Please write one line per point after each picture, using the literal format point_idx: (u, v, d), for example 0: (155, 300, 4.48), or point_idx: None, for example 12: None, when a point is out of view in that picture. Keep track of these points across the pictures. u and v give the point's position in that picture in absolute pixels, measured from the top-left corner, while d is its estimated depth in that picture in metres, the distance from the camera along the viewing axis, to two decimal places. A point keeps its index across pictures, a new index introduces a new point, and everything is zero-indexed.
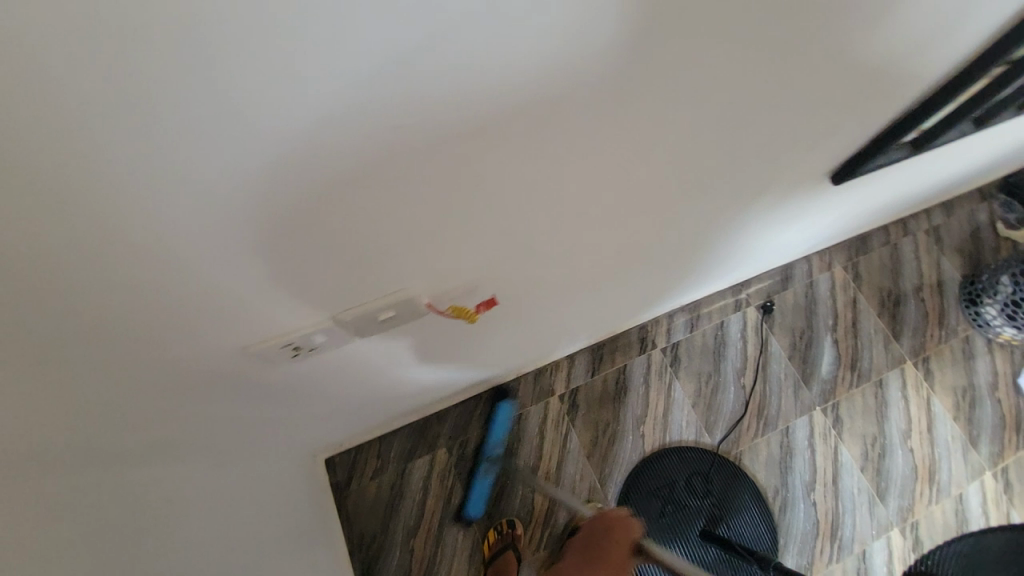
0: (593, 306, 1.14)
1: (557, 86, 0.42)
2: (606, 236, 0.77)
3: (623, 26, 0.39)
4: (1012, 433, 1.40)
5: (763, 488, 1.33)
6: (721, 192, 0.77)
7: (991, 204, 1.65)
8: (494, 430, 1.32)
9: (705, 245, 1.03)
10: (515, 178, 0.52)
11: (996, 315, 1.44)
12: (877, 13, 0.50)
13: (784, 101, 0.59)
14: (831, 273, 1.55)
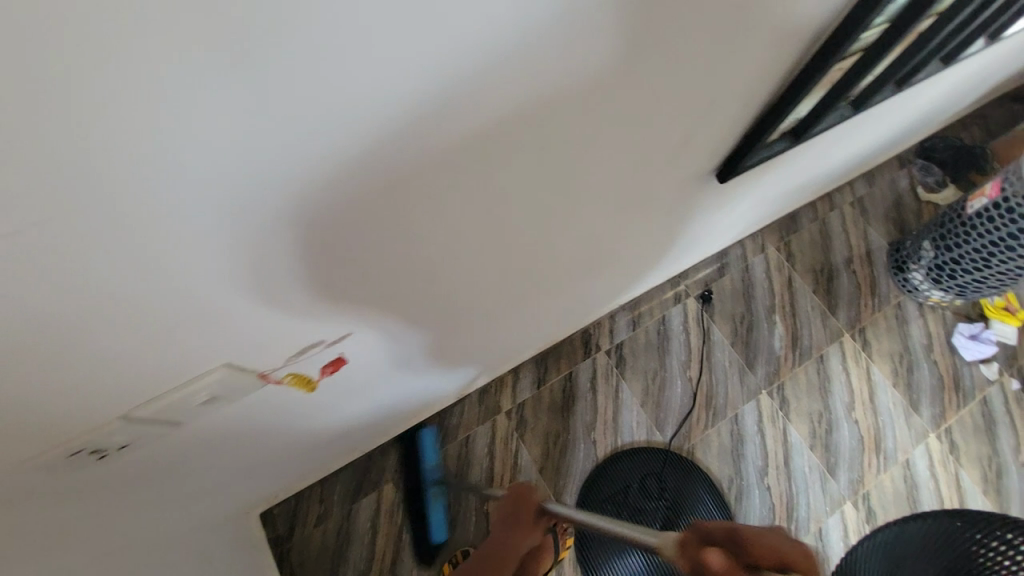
0: (525, 326, 1.10)
1: (416, 94, 0.41)
2: (502, 258, 0.74)
3: (462, 36, 0.38)
4: (951, 393, 1.43)
5: (717, 480, 1.33)
6: (616, 199, 0.75)
7: (911, 170, 1.68)
8: (426, 453, 1.26)
9: (625, 256, 1.01)
10: (367, 204, 0.49)
11: (923, 280, 1.48)
12: (710, 8, 0.48)
13: (644, 104, 0.57)
14: (765, 255, 1.57)
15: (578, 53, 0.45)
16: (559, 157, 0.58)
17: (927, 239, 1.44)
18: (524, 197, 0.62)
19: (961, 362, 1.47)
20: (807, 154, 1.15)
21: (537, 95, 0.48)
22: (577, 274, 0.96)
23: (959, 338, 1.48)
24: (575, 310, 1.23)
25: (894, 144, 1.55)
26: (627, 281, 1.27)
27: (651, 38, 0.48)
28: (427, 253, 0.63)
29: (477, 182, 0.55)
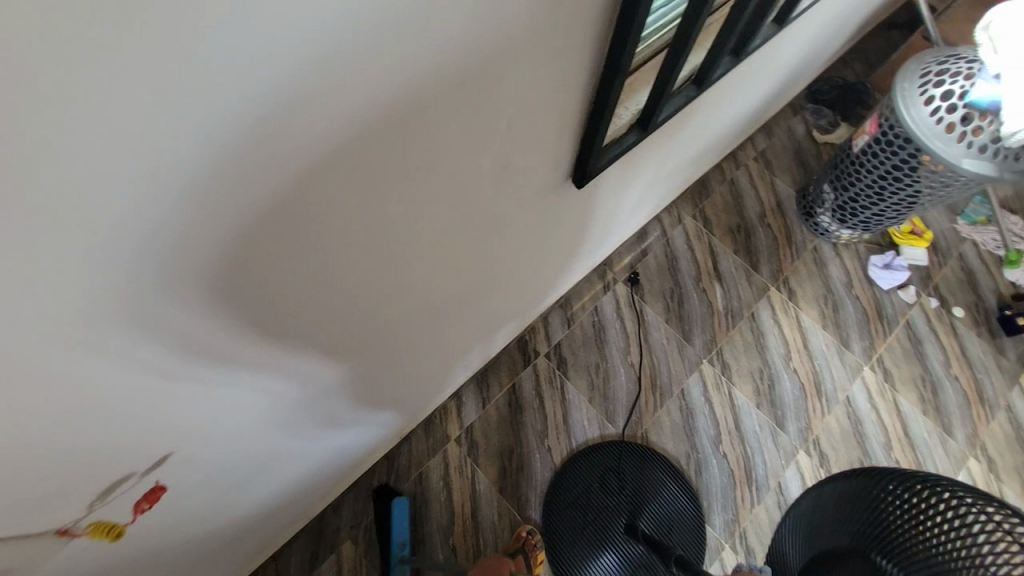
0: (447, 358, 1.06)
1: (181, 197, 0.36)
2: (378, 311, 0.70)
3: (211, 134, 0.33)
4: (877, 323, 1.49)
5: (675, 459, 1.34)
6: (488, 228, 0.71)
7: (805, 116, 1.73)
8: (394, 527, 1.20)
9: (527, 271, 0.98)
10: (168, 312, 0.43)
11: (831, 222, 1.52)
12: (494, 43, 0.45)
13: (464, 148, 0.53)
14: (683, 226, 1.59)
15: (367, 104, 0.40)
16: (395, 207, 0.54)
17: (826, 182, 1.49)
18: (372, 251, 0.57)
19: (881, 292, 1.52)
20: (700, 128, 1.15)
21: (337, 154, 0.43)
22: (480, 301, 0.93)
23: (875, 269, 1.53)
24: (502, 329, 1.20)
25: (784, 94, 1.58)
26: (550, 287, 1.24)
27: (452, 74, 0.44)
28: (280, 334, 0.58)
29: (305, 255, 0.50)
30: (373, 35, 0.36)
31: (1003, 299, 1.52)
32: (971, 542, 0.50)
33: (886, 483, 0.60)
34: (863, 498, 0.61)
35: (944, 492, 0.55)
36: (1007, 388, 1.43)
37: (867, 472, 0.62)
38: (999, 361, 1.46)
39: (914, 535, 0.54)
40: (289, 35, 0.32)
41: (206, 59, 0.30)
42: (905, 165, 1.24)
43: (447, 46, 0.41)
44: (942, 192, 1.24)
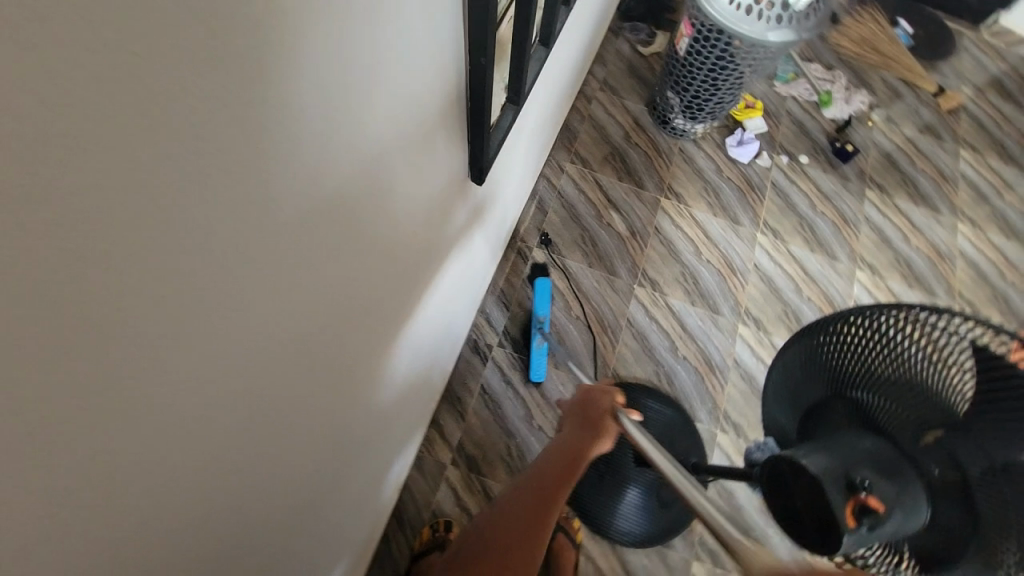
0: (413, 391, 1.03)
1: (119, 395, 0.31)
2: (337, 392, 0.65)
3: (128, 315, 0.30)
4: (751, 194, 1.68)
5: (646, 381, 1.43)
6: (405, 251, 0.68)
7: (626, 36, 1.84)
8: (539, 301, 1.42)
9: (452, 274, 0.97)
10: (144, 514, 0.37)
11: (684, 122, 1.66)
12: (346, 85, 0.42)
13: (356, 196, 0.50)
14: (566, 173, 1.64)
15: (255, 187, 0.36)
16: (320, 288, 0.51)
17: (668, 90, 1.61)
18: (317, 325, 0.52)
19: (744, 167, 1.71)
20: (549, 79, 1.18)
21: (250, 257, 0.38)
22: (422, 323, 0.89)
23: (732, 149, 1.71)
24: (449, 339, 1.18)
25: (602, 24, 1.66)
26: (475, 279, 1.23)
27: (321, 135, 0.41)
28: (258, 456, 0.51)
29: (256, 376, 0.45)
30: (240, 93, 0.31)
31: (830, 134, 1.79)
32: (941, 350, 0.59)
33: (834, 328, 0.66)
34: (819, 353, 0.67)
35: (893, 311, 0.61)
36: (860, 205, 1.70)
37: (812, 331, 0.68)
38: (847, 185, 1.73)
39: (885, 365, 0.62)
40: (168, 167, 0.28)
41: (97, 242, 0.26)
42: (725, 54, 1.38)
43: (306, 107, 0.38)
44: (759, 67, 1.41)
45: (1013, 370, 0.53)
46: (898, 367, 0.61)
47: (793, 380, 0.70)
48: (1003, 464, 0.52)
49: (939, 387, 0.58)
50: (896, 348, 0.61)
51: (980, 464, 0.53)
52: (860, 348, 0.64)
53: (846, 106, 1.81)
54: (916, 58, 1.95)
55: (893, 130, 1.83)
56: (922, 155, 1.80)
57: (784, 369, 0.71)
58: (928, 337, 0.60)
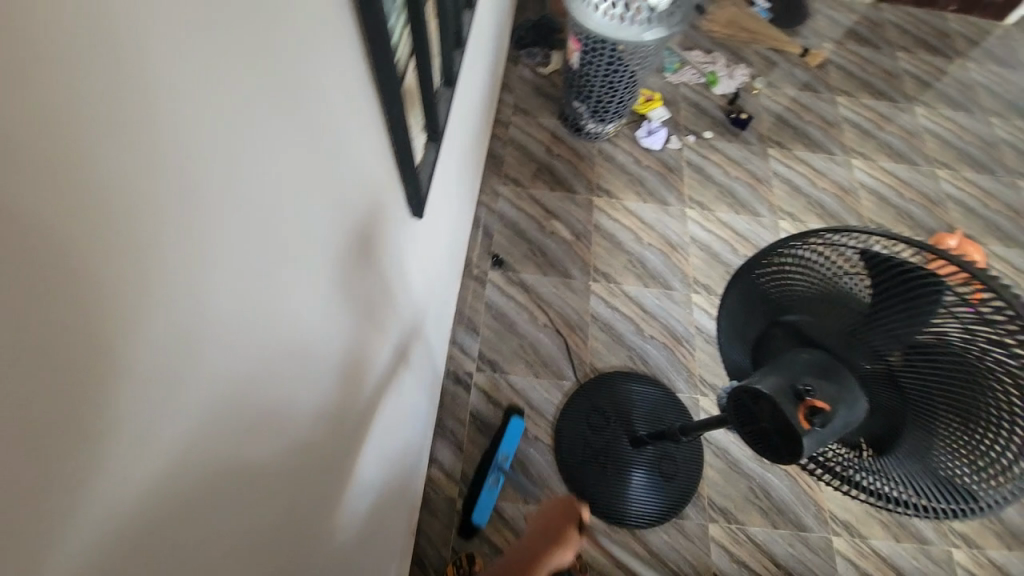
0: (404, 434, 1.04)
1: (147, 501, 0.33)
2: (338, 453, 0.66)
3: (143, 425, 0.31)
4: (672, 175, 1.82)
5: (623, 367, 1.51)
6: (374, 299, 0.72)
7: (523, 62, 1.98)
8: (506, 442, 1.34)
9: (417, 314, 1.00)
10: None
11: (596, 125, 1.79)
12: (290, 167, 0.45)
13: (318, 265, 0.53)
14: (502, 195, 1.74)
15: (228, 280, 0.38)
16: (303, 360, 0.53)
17: (574, 100, 1.75)
18: (310, 387, 0.55)
19: (659, 153, 1.86)
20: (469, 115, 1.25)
21: (235, 347, 0.41)
22: (399, 364, 0.92)
23: (644, 140, 1.86)
24: (426, 376, 1.20)
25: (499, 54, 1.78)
26: (439, 313, 1.27)
27: (277, 218, 0.44)
28: (278, 523, 0.53)
29: (260, 457, 0.47)
30: (204, 190, 0.34)
31: (725, 108, 1.97)
32: (843, 262, 0.67)
33: (759, 265, 0.76)
34: (754, 290, 0.77)
35: (804, 240, 0.70)
36: (767, 163, 1.88)
37: (741, 273, 0.78)
38: (751, 149, 1.90)
39: (805, 286, 0.71)
40: (155, 281, 0.31)
41: (108, 363, 0.28)
42: (614, 59, 1.52)
43: (259, 195, 0.41)
44: (647, 64, 1.56)
45: (898, 263, 0.60)
46: (816, 286, 0.70)
47: (739, 319, 0.80)
48: (913, 346, 0.59)
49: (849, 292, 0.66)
50: (811, 269, 0.70)
51: (897, 349, 0.60)
52: (789, 274, 0.73)
53: (731, 81, 2.01)
54: (779, 28, 2.19)
55: (777, 93, 2.04)
56: (807, 109, 2.02)
57: (730, 311, 0.81)
58: (838, 254, 0.67)
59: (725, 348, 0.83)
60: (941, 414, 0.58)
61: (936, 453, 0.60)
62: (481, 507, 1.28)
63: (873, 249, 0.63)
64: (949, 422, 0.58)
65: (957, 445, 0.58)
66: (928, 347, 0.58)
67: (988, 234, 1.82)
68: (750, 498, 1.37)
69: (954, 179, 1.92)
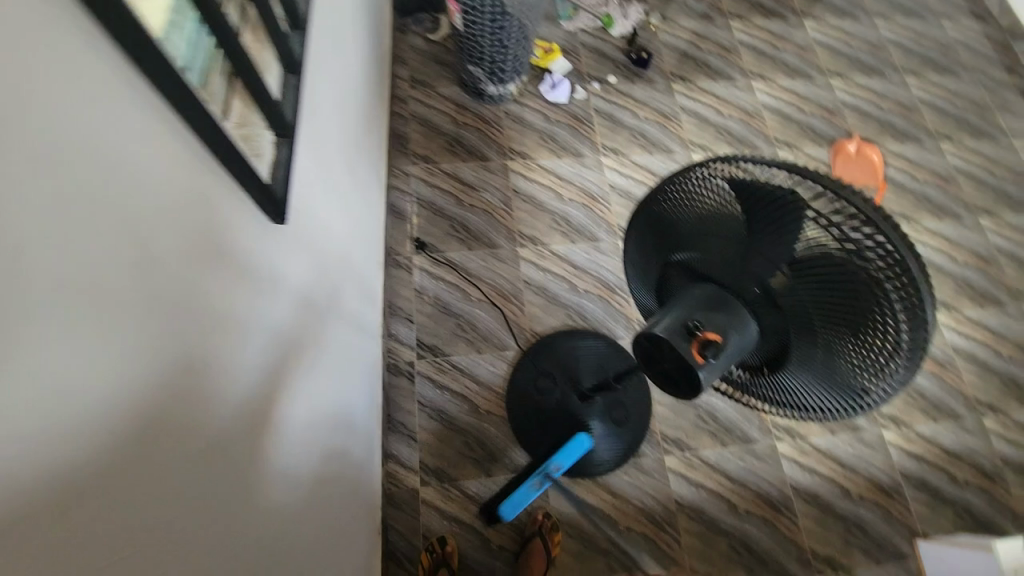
0: (333, 436, 1.01)
1: None
2: (242, 474, 0.64)
3: None
4: (582, 126, 1.80)
5: (562, 325, 1.52)
6: (249, 306, 0.67)
7: (412, 30, 1.88)
8: (566, 452, 1.27)
9: (318, 312, 0.95)
10: None
11: (497, 87, 1.73)
12: (84, 191, 0.39)
13: (158, 290, 0.48)
14: (414, 175, 1.68)
15: (20, 337, 0.33)
16: (163, 395, 0.48)
17: (468, 64, 1.68)
18: (177, 406, 0.50)
19: (566, 105, 1.83)
20: (349, 98, 1.18)
21: (54, 407, 0.36)
22: (306, 366, 0.88)
23: (549, 94, 1.82)
24: (351, 375, 1.17)
25: (382, 27, 1.69)
26: (354, 307, 1.22)
27: (79, 253, 0.38)
28: (170, 557, 0.49)
29: (129, 511, 0.43)
30: None
31: (625, 49, 1.95)
32: (719, 193, 0.65)
33: (649, 204, 0.74)
34: (648, 230, 0.76)
35: (685, 174, 0.67)
36: (673, 99, 1.89)
37: (637, 213, 0.76)
38: (656, 87, 1.90)
39: (688, 220, 0.69)
40: None
41: None
42: (496, 13, 1.46)
43: (46, 233, 0.35)
44: (532, 13, 1.51)
45: (767, 190, 0.58)
46: (697, 220, 0.68)
47: (641, 260, 0.80)
48: (794, 266, 0.58)
49: (727, 223, 0.65)
50: (692, 202, 0.68)
51: (774, 273, 0.60)
52: (669, 213, 0.72)
53: (627, 21, 1.98)
54: None
55: (674, 27, 2.03)
56: (704, 38, 2.02)
57: (633, 254, 0.81)
58: (715, 185, 0.65)
59: (636, 290, 0.84)
60: (836, 329, 0.58)
61: (841, 367, 0.60)
62: (514, 502, 1.22)
63: (743, 176, 0.62)
64: (847, 337, 0.57)
65: (858, 357, 0.58)
66: (811, 266, 0.57)
67: (884, 134, 1.91)
68: (699, 425, 1.44)
69: (849, 87, 1.99)
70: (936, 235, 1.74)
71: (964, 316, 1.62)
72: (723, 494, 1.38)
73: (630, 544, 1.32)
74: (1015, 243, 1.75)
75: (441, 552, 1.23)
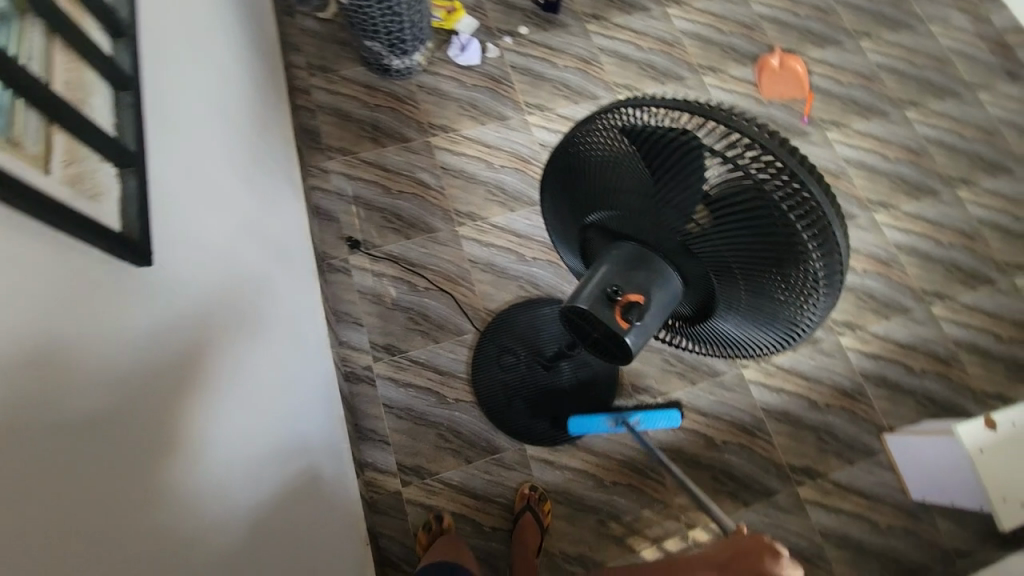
0: (283, 454, 0.98)
1: None
2: (151, 520, 0.61)
3: None
4: (501, 87, 1.71)
5: (516, 298, 1.48)
6: (127, 356, 0.62)
7: (299, 12, 1.72)
8: (652, 412, 1.36)
9: (233, 335, 0.90)
10: None
11: (401, 60, 1.62)
12: None
13: None
14: (332, 170, 1.57)
15: None
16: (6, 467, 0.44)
17: (365, 40, 1.56)
18: (36, 483, 0.47)
19: (480, 67, 1.73)
20: (226, 105, 1.09)
21: None
22: (230, 398, 0.84)
23: (459, 59, 1.71)
24: (299, 393, 1.13)
25: (262, 14, 1.54)
26: (285, 321, 1.15)
27: None
28: None
29: None
30: None
31: None
32: (620, 146, 0.59)
33: (557, 164, 0.69)
34: (563, 191, 0.71)
35: (586, 129, 0.62)
36: (590, 41, 1.80)
37: (548, 174, 0.71)
38: (571, 31, 1.81)
39: (597, 180, 0.64)
40: None
41: None
42: None
43: None
44: None
45: (669, 138, 0.54)
46: (605, 179, 0.63)
47: (563, 221, 0.75)
48: (706, 213, 0.55)
49: (632, 178, 0.60)
50: (596, 160, 0.63)
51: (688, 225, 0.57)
52: (573, 174, 0.68)
53: None
54: None
55: None
56: None
57: (554, 216, 0.76)
58: (616, 138, 0.60)
59: (565, 252, 0.80)
60: (754, 271, 0.55)
61: (762, 304, 0.58)
62: (583, 420, 1.34)
63: (644, 125, 0.57)
64: (762, 276, 0.55)
65: (778, 293, 0.56)
66: (721, 213, 0.53)
67: (805, 41, 1.87)
68: (667, 368, 1.45)
69: None
70: (867, 136, 1.74)
71: (902, 212, 1.65)
72: (699, 430, 1.40)
73: (619, 497, 1.34)
74: (942, 130, 1.77)
75: (440, 524, 1.26)
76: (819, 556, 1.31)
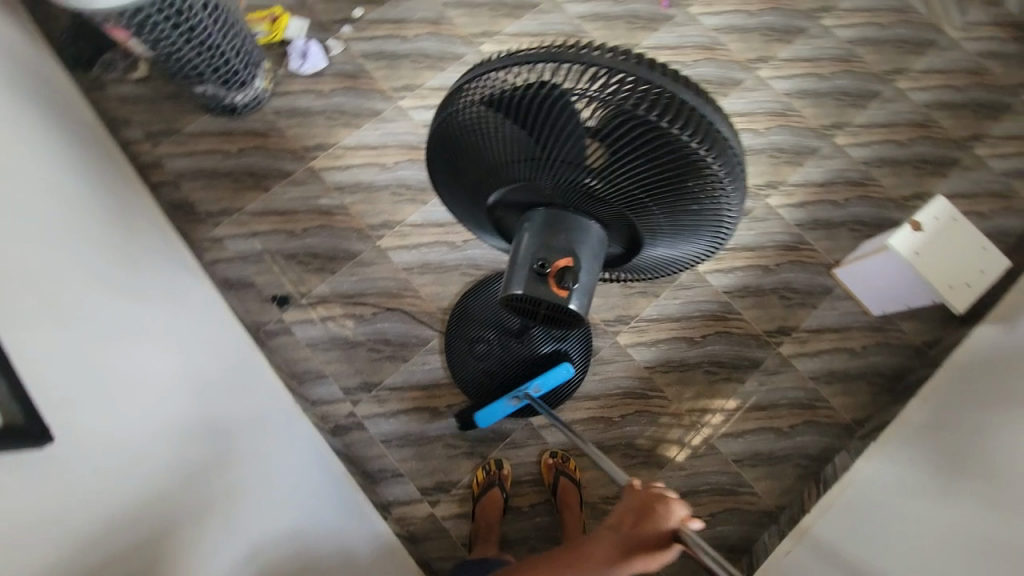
0: (289, 544, 0.94)
1: None
2: None
3: None
4: (362, 81, 1.59)
5: (464, 286, 1.44)
6: (45, 551, 0.59)
7: (113, 82, 1.53)
8: (547, 375, 1.28)
9: (177, 462, 0.84)
10: None
11: (244, 92, 1.47)
12: None
13: None
14: (224, 236, 1.44)
15: None
16: None
17: (196, 86, 1.42)
18: None
19: (331, 69, 1.59)
20: (62, 226, 0.97)
21: None
22: (203, 523, 0.80)
23: (305, 68, 1.57)
24: (287, 468, 1.08)
25: (70, 100, 1.36)
26: (240, 410, 1.08)
27: None
28: None
29: None
30: None
31: None
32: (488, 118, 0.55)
33: (436, 153, 0.64)
34: (454, 177, 0.66)
35: (448, 109, 0.57)
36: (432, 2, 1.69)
37: (431, 165, 0.67)
38: None
39: (481, 157, 0.60)
40: None
41: None
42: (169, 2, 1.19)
43: None
44: None
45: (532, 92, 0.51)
46: (489, 154, 0.59)
47: (468, 207, 0.71)
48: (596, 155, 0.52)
49: (513, 146, 0.56)
50: (472, 137, 0.59)
51: (584, 172, 0.54)
52: (458, 159, 0.63)
53: None
54: None
55: None
56: None
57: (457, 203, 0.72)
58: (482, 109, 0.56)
59: (482, 234, 0.76)
60: (661, 194, 0.54)
61: (682, 220, 0.57)
62: (488, 411, 1.27)
63: (503, 86, 0.53)
64: (672, 195, 0.54)
65: (691, 206, 0.55)
66: (610, 150, 0.51)
67: None
68: (628, 292, 1.47)
69: None
70: None
71: (781, 61, 1.69)
72: (678, 335, 1.45)
73: (631, 426, 1.38)
74: None
75: (496, 471, 1.30)
76: (818, 400, 1.41)
